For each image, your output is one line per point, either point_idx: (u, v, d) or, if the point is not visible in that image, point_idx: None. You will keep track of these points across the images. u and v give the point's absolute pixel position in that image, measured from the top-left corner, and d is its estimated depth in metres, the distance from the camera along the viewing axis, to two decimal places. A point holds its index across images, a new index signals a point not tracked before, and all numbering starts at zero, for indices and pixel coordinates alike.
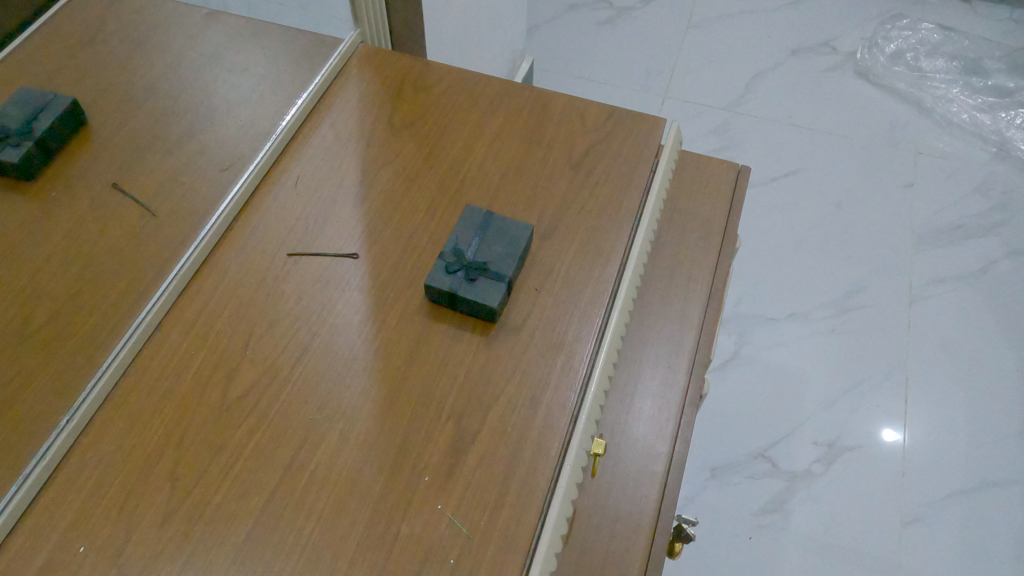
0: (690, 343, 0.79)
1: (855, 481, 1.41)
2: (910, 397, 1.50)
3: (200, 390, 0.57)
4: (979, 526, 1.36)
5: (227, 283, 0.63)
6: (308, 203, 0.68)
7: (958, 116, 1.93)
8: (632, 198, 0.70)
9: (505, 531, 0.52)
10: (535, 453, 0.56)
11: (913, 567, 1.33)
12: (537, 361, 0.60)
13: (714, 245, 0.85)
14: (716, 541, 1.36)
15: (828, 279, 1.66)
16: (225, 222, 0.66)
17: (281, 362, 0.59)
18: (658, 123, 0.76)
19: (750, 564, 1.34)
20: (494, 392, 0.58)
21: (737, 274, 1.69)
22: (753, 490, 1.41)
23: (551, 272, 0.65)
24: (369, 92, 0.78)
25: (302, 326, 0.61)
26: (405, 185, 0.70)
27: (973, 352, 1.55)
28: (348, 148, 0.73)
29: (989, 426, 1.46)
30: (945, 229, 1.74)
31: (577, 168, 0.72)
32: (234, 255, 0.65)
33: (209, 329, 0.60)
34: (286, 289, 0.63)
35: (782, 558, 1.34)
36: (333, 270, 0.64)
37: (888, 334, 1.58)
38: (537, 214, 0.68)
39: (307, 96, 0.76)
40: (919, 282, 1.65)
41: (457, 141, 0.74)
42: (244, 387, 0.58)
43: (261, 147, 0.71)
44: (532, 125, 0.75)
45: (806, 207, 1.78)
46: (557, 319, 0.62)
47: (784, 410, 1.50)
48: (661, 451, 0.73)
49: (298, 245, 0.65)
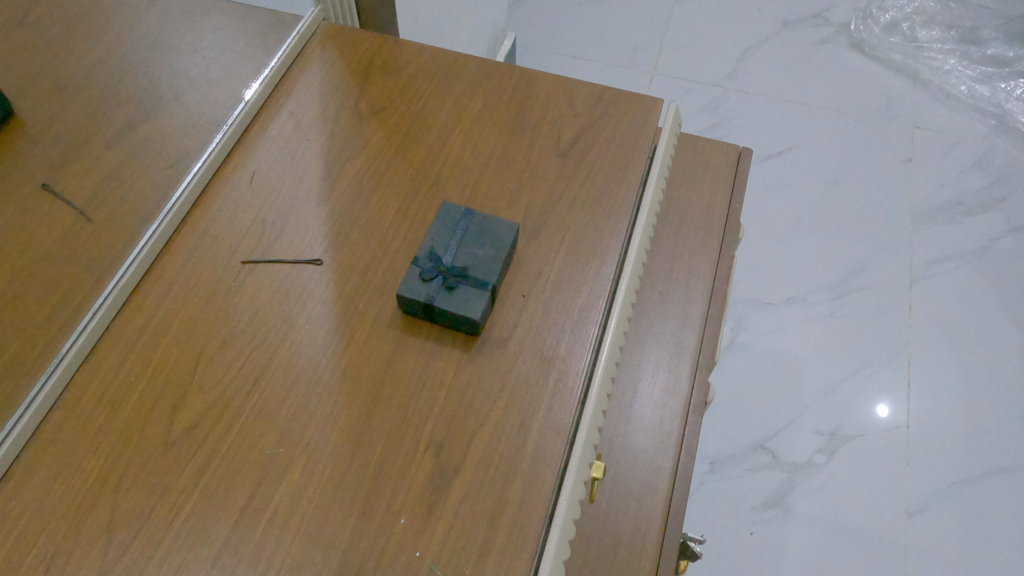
0: (692, 345, 0.72)
1: (859, 470, 1.36)
2: (913, 380, 1.45)
3: (142, 421, 0.50)
4: (987, 515, 1.31)
5: (173, 296, 0.55)
6: (265, 203, 0.61)
7: (956, 89, 1.87)
8: (629, 190, 0.63)
9: None
10: (527, 487, 0.49)
11: (919, 561, 1.28)
12: (527, 379, 0.53)
13: (715, 236, 0.78)
14: (717, 536, 1.31)
15: (826, 260, 1.60)
16: (169, 226, 0.58)
17: (236, 387, 0.52)
18: (655, 104, 0.68)
19: (754, 560, 1.29)
20: (480, 415, 0.51)
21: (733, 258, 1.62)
22: (754, 483, 1.35)
23: (540, 275, 0.58)
24: (332, 74, 0.70)
25: (259, 344, 0.54)
26: (374, 180, 0.63)
27: (976, 333, 1.50)
28: (310, 139, 0.65)
29: (992, 410, 1.41)
30: (946, 206, 1.67)
31: (567, 157, 0.64)
32: (182, 264, 0.57)
33: (152, 351, 0.53)
34: (240, 302, 0.55)
35: (784, 555, 1.29)
36: (293, 279, 0.57)
37: (889, 316, 1.52)
38: (523, 209, 0.61)
39: (263, 80, 0.67)
40: (919, 262, 1.60)
41: (433, 128, 0.66)
42: (194, 417, 0.50)
43: (211, 140, 0.63)
44: (515, 109, 0.67)
45: (801, 186, 1.71)
46: (549, 330, 0.55)
47: (784, 399, 1.44)
48: (664, 466, 0.67)
49: (254, 251, 0.58)
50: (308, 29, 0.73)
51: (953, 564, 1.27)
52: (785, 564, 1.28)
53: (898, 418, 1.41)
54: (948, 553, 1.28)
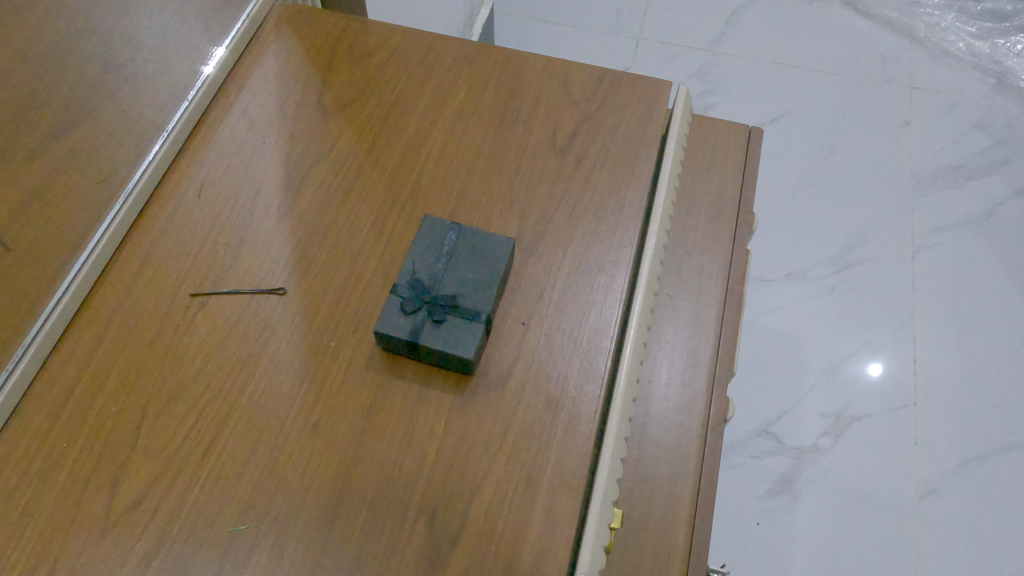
0: (708, 355, 0.64)
1: (867, 454, 1.18)
2: (919, 355, 1.27)
3: (76, 501, 0.41)
4: (998, 494, 1.16)
5: (107, 344, 0.46)
6: (217, 221, 0.52)
7: (954, 46, 1.69)
8: (638, 190, 0.55)
9: None
10: (537, 557, 0.42)
11: (931, 554, 1.11)
12: (532, 424, 0.45)
13: (726, 228, 0.70)
14: (721, 537, 1.13)
15: (828, 229, 1.41)
16: (100, 260, 0.49)
17: (189, 451, 0.44)
18: (663, 86, 0.60)
19: (757, 556, 1.11)
20: (478, 472, 0.44)
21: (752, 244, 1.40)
22: (758, 471, 1.18)
23: (538, 297, 0.50)
24: (291, 62, 0.60)
25: (215, 397, 0.45)
26: (345, 189, 0.54)
27: (982, 299, 1.33)
28: (267, 142, 0.56)
29: (1004, 379, 1.25)
30: (945, 171, 1.50)
31: (566, 153, 0.56)
32: (120, 302, 0.48)
33: (88, 409, 0.44)
34: (191, 343, 0.47)
35: (792, 552, 1.12)
36: (253, 315, 0.48)
37: (891, 290, 1.34)
38: (517, 219, 0.53)
39: (211, 73, 0.58)
40: (921, 230, 1.42)
41: (410, 124, 0.57)
42: (139, 490, 0.42)
43: (150, 147, 0.53)
44: (502, 99, 0.59)
45: (796, 154, 1.52)
46: (552, 363, 0.47)
47: (787, 378, 1.26)
48: (683, 497, 0.60)
49: (204, 281, 0.49)
50: (262, 8, 0.62)
51: (972, 555, 1.11)
52: (795, 562, 1.11)
53: (901, 385, 1.24)
54: (962, 540, 1.12)
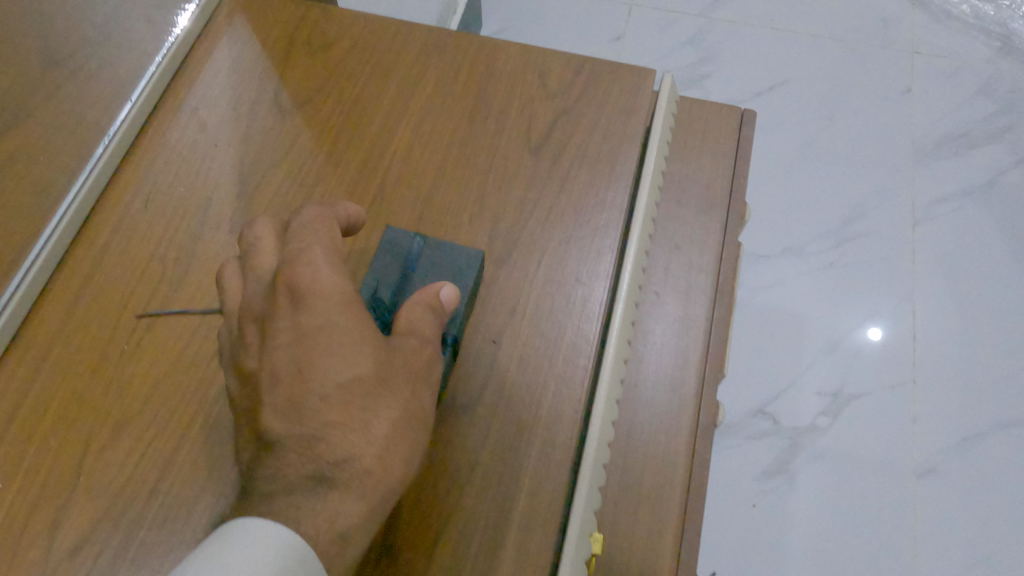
0: (697, 356, 0.61)
1: (866, 434, 1.02)
2: (919, 330, 1.09)
3: (13, 546, 0.39)
4: (1001, 475, 1.00)
5: (48, 369, 0.43)
6: (165, 233, 0.48)
7: (957, 6, 1.38)
8: (617, 191, 0.51)
9: None
10: None
11: (930, 548, 0.96)
12: (504, 451, 0.42)
13: (717, 219, 0.66)
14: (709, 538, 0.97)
15: (826, 194, 1.21)
16: (40, 277, 0.45)
17: (134, 487, 0.41)
18: (646, 74, 0.56)
19: (749, 548, 0.96)
20: (447, 504, 0.41)
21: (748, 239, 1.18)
22: (751, 454, 1.02)
23: (511, 311, 0.46)
24: (247, 54, 0.56)
25: (164, 427, 0.42)
26: (304, 193, 0.50)
27: (984, 260, 1.14)
28: (219, 145, 0.52)
29: (1013, 350, 1.07)
30: (945, 139, 1.26)
31: (541, 150, 0.52)
32: (61, 325, 0.45)
33: (26, 443, 0.41)
34: (138, 368, 0.44)
35: (787, 545, 0.96)
36: (205, 336, 0.45)
37: (892, 266, 1.14)
38: (487, 227, 0.49)
39: (159, 67, 0.53)
40: (920, 201, 1.20)
41: (374, 121, 0.53)
42: (81, 532, 0.39)
43: (93, 153, 0.50)
44: (473, 93, 0.55)
45: (793, 125, 1.29)
46: (526, 383, 0.44)
47: (780, 357, 1.08)
48: (670, 508, 0.56)
49: (151, 300, 0.46)
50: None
51: (977, 553, 0.96)
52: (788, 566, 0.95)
53: (899, 352, 1.07)
54: (966, 528, 0.97)
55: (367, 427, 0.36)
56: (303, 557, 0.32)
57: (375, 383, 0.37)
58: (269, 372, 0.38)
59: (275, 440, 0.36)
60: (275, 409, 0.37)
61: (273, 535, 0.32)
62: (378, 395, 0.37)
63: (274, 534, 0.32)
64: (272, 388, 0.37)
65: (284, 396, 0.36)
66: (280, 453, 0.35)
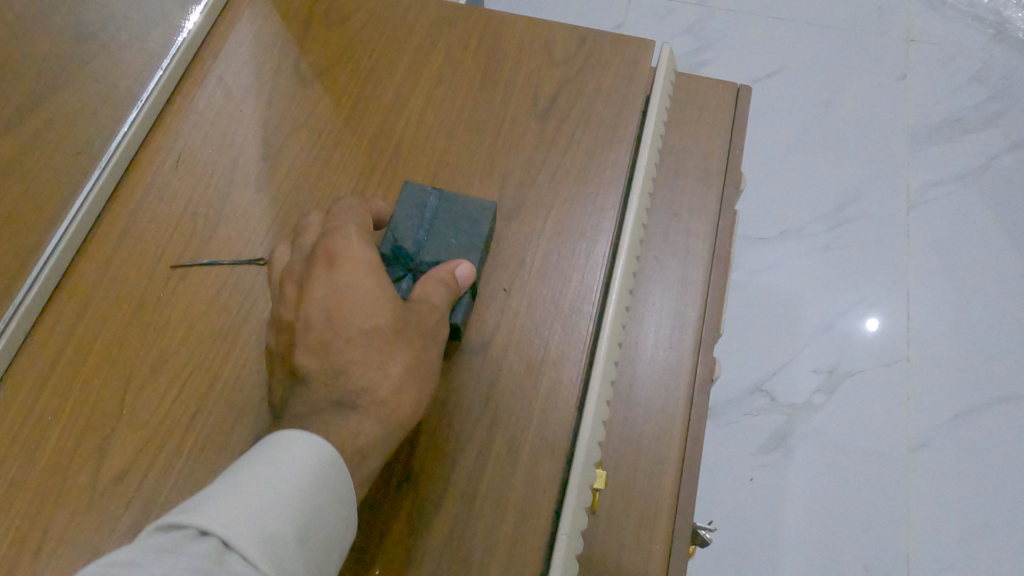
0: (694, 317, 0.64)
1: (861, 410, 1.02)
2: (912, 309, 1.09)
3: (65, 471, 0.42)
4: (992, 448, 1.00)
5: (91, 314, 0.47)
6: (196, 192, 0.51)
7: None
8: (619, 153, 0.54)
9: None
10: (520, 516, 0.42)
11: (922, 524, 0.96)
12: (515, 389, 0.46)
13: (714, 188, 0.68)
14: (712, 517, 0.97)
15: (823, 175, 1.20)
16: (80, 230, 0.48)
17: (173, 422, 0.44)
18: (645, 45, 0.59)
19: (749, 526, 0.97)
20: (462, 436, 0.44)
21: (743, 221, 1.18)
22: (751, 429, 1.02)
23: (521, 264, 0.50)
24: (268, 27, 0.59)
25: (198, 366, 0.46)
26: (325, 155, 0.53)
27: (977, 238, 1.14)
28: (244, 111, 0.55)
29: (1009, 326, 1.07)
30: (940, 126, 1.24)
31: (548, 116, 0.55)
32: (101, 274, 0.48)
33: (73, 380, 0.45)
34: (173, 314, 0.47)
35: (783, 523, 0.96)
36: (235, 285, 0.48)
37: (885, 246, 1.14)
38: (497, 186, 0.52)
39: (186, 38, 0.56)
40: (915, 184, 1.19)
41: (389, 89, 0.56)
42: (126, 459, 0.43)
43: (127, 117, 0.53)
44: (481, 64, 0.58)
45: (789, 112, 1.27)
46: (535, 328, 0.48)
47: (778, 337, 1.08)
48: (670, 456, 0.59)
49: (185, 252, 0.49)
50: None
51: (968, 525, 0.96)
52: (790, 546, 0.95)
53: (894, 341, 1.07)
54: (958, 501, 0.97)
55: (385, 359, 0.39)
56: (333, 461, 0.34)
57: (395, 326, 0.40)
58: (303, 320, 0.40)
59: (308, 372, 0.39)
60: (305, 345, 0.40)
61: (307, 440, 0.34)
62: (400, 332, 0.40)
63: (308, 440, 0.34)
64: (303, 328, 0.40)
65: (315, 337, 0.40)
66: (312, 382, 0.39)
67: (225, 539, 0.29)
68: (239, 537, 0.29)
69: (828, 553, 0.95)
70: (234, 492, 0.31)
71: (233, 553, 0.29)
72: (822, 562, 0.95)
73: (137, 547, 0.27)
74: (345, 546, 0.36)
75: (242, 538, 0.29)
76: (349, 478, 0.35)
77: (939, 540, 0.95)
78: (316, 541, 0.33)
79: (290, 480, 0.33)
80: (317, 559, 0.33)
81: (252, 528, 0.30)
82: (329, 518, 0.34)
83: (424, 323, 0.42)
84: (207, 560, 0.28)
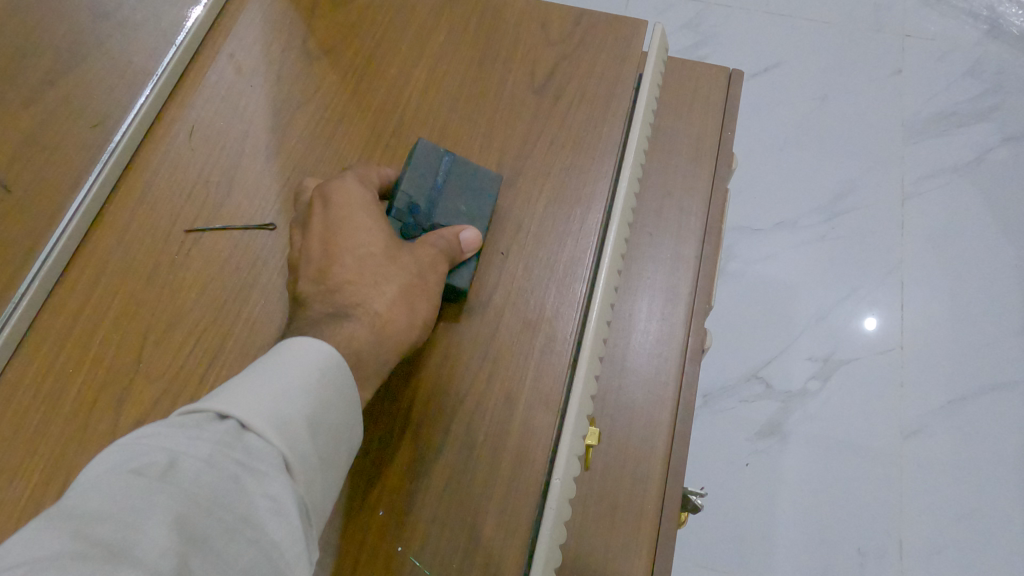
0: (686, 289, 0.65)
1: (856, 397, 1.03)
2: (906, 299, 1.10)
3: (86, 418, 0.45)
4: (985, 434, 1.02)
5: (109, 274, 0.49)
6: (209, 161, 0.54)
7: None
8: (612, 127, 0.57)
9: (490, 556, 0.43)
10: (516, 462, 0.45)
11: (915, 510, 0.98)
12: (512, 345, 0.48)
13: (707, 167, 0.70)
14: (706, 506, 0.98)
15: (819, 166, 1.20)
16: (99, 196, 0.51)
17: (188, 373, 0.46)
18: (638, 26, 0.61)
19: (744, 514, 0.97)
20: (461, 388, 0.47)
21: (742, 214, 1.18)
22: (746, 416, 1.03)
23: (518, 229, 0.52)
24: (276, 7, 0.61)
25: (211, 324, 0.48)
26: (331, 128, 0.56)
27: (973, 229, 1.15)
28: (254, 86, 0.57)
29: (1000, 315, 1.09)
30: (935, 118, 1.24)
31: (544, 91, 0.58)
32: (119, 237, 0.50)
33: (93, 335, 0.47)
34: (187, 276, 0.49)
35: (777, 511, 0.97)
36: (246, 248, 0.51)
37: (882, 241, 1.15)
38: (496, 156, 0.55)
39: (198, 18, 0.59)
40: (909, 177, 1.20)
41: (393, 67, 0.59)
42: (143, 407, 0.45)
43: (142, 92, 0.55)
44: (481, 45, 0.60)
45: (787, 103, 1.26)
46: (531, 288, 0.50)
47: (773, 326, 1.08)
48: (662, 422, 0.61)
49: (198, 218, 0.52)
50: None
51: (960, 509, 0.98)
52: (782, 534, 0.96)
53: (889, 336, 1.07)
54: (951, 486, 0.99)
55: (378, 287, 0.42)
56: (336, 362, 0.37)
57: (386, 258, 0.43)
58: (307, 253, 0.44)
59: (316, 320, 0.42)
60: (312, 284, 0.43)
61: (311, 344, 0.37)
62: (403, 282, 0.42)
63: (310, 343, 0.37)
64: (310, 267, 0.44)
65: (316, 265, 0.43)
66: None
67: (244, 421, 0.31)
68: (257, 418, 0.31)
69: (819, 539, 0.96)
70: (248, 382, 0.33)
71: (252, 432, 0.31)
72: (812, 549, 0.96)
73: (164, 424, 0.29)
74: (354, 446, 0.38)
75: (259, 419, 0.31)
76: (351, 381, 0.37)
77: (934, 526, 0.97)
78: (328, 434, 0.35)
79: (298, 374, 0.35)
80: (330, 449, 0.35)
81: (267, 411, 0.32)
82: (337, 415, 0.36)
83: (425, 278, 0.44)
84: (229, 435, 0.30)
